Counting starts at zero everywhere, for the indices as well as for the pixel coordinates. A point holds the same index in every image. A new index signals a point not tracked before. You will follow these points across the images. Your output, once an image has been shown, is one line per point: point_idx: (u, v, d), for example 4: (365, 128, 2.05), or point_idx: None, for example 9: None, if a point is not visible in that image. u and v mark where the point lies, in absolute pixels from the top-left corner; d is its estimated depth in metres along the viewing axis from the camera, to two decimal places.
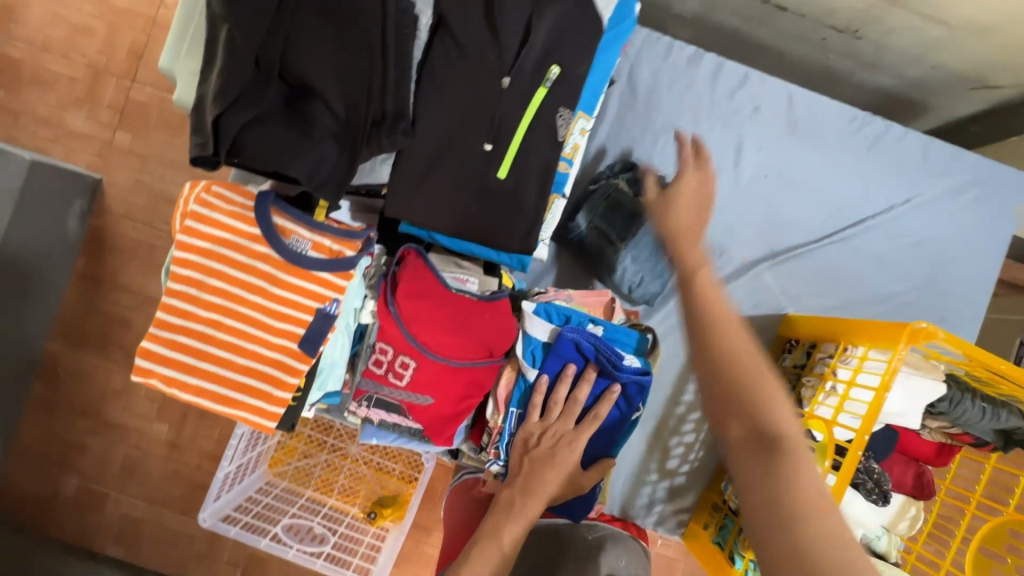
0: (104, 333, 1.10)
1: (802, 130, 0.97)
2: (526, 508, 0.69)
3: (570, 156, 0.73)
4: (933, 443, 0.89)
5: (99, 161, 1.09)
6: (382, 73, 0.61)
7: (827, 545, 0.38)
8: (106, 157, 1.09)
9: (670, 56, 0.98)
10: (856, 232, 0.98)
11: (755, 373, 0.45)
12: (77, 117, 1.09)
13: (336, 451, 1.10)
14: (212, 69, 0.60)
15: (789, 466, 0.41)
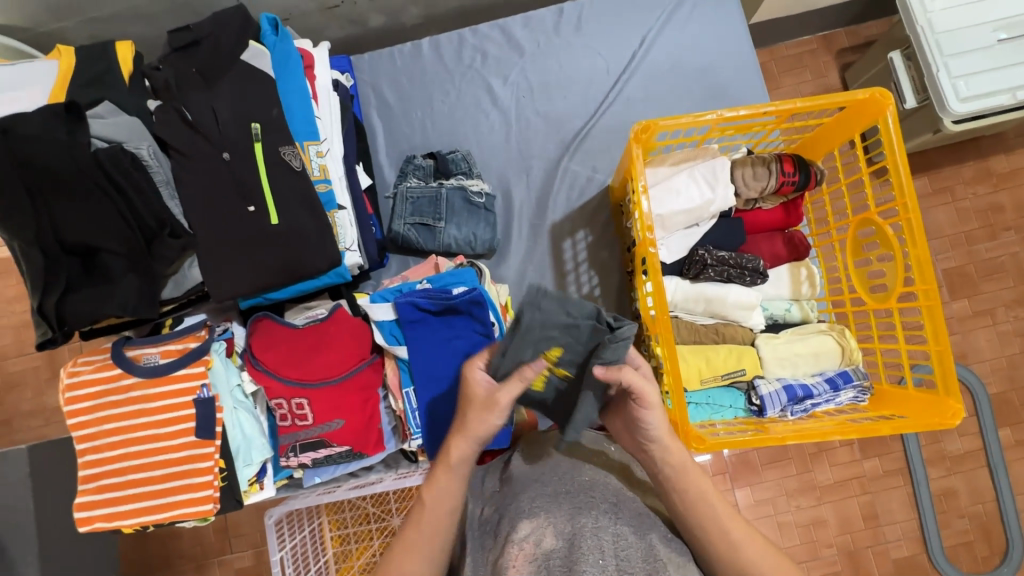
0: (149, 553, 1.28)
1: (527, 47, 1.11)
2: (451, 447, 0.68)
3: (322, 177, 0.87)
4: (776, 209, 0.95)
5: (53, 425, 1.23)
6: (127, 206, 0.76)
7: None
8: (55, 420, 1.23)
9: (397, 60, 1.13)
10: (620, 90, 1.08)
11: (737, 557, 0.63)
12: (18, 398, 1.24)
13: (383, 531, 1.10)
14: (26, 273, 0.78)
15: None
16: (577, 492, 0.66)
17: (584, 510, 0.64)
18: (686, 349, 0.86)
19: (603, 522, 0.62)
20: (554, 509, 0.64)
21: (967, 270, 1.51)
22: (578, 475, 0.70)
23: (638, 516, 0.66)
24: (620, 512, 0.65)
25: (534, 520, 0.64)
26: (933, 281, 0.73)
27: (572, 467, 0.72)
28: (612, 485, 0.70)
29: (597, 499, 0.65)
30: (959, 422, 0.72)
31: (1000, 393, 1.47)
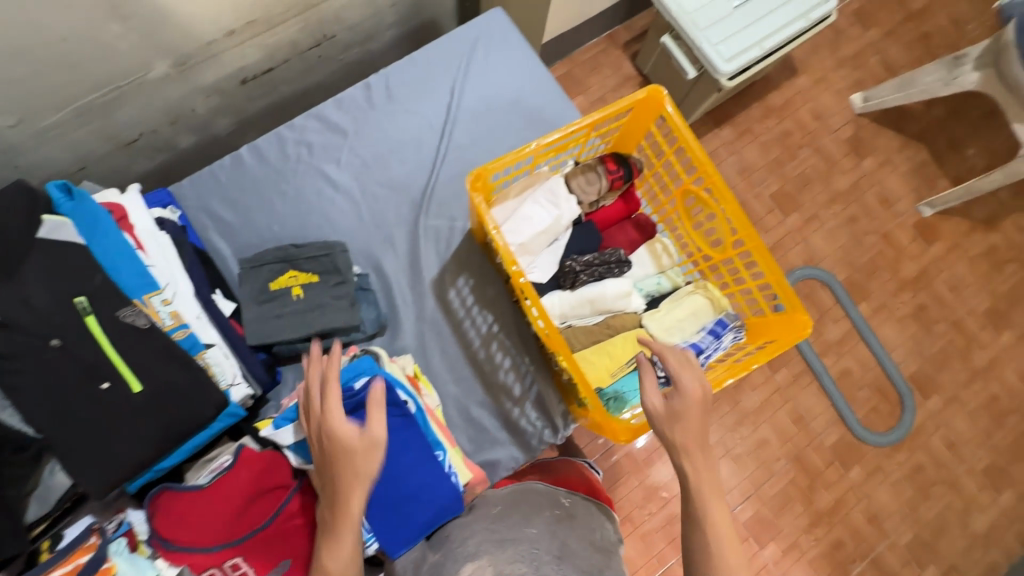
0: None
1: (348, 126, 1.13)
2: (330, 405, 0.75)
3: (174, 324, 0.83)
4: (617, 202, 1.05)
5: None
6: None
7: None
8: None
9: (220, 175, 1.10)
10: (448, 140, 1.15)
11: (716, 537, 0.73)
12: None
13: None
14: None
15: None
16: (523, 543, 0.80)
17: (524, 557, 0.78)
18: (589, 352, 0.93)
19: (544, 570, 0.76)
20: (497, 551, 0.78)
21: (785, 190, 1.78)
22: (527, 526, 0.84)
23: (580, 564, 0.79)
24: (563, 562, 0.78)
25: (477, 562, 0.77)
26: (750, 227, 0.85)
27: (522, 520, 0.85)
28: (555, 536, 0.83)
29: (541, 553, 0.79)
30: (810, 331, 0.83)
31: (848, 278, 1.74)
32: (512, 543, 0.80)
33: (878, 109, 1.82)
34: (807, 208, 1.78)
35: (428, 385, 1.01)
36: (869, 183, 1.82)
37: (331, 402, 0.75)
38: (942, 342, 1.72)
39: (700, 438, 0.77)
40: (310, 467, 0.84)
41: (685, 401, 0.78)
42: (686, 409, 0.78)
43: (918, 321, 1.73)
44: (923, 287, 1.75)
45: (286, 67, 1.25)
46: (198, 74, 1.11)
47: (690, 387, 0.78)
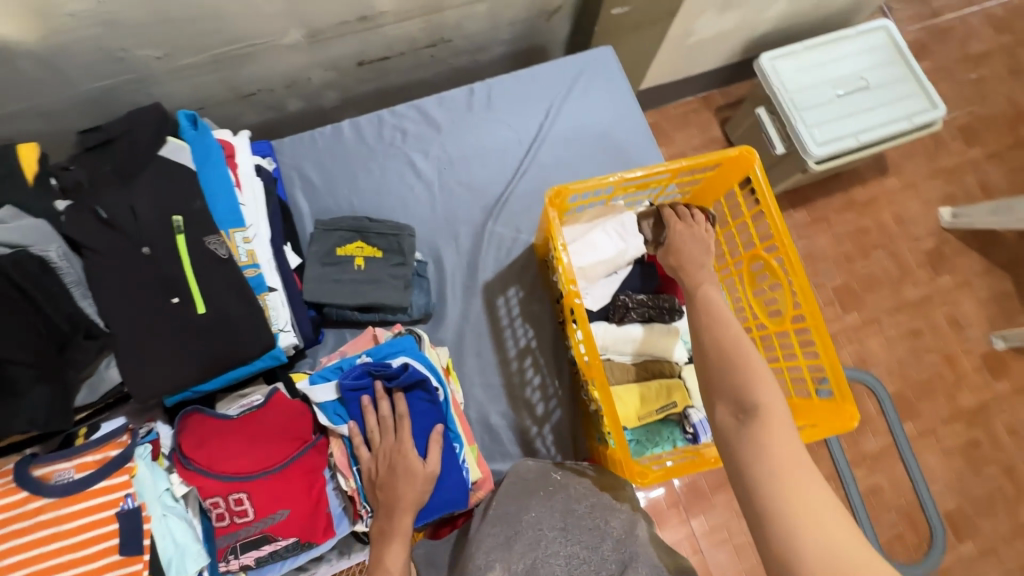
0: None
1: (443, 123, 1.20)
2: (403, 436, 0.82)
3: (250, 262, 0.87)
4: None
5: None
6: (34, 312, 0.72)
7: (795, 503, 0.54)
8: None
9: (318, 141, 1.18)
10: (532, 156, 1.19)
11: (745, 374, 0.63)
12: None
13: None
14: None
15: (764, 438, 0.58)
16: (525, 532, 0.80)
17: (532, 545, 0.79)
18: (621, 389, 0.92)
19: (552, 550, 0.78)
20: (505, 554, 0.78)
21: (851, 286, 1.73)
22: (523, 513, 0.83)
23: (585, 531, 0.80)
24: (568, 534, 0.80)
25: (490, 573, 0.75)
26: (815, 304, 0.83)
27: (518, 506, 0.84)
28: (554, 509, 0.83)
29: (545, 531, 0.80)
30: (858, 424, 0.81)
31: (899, 391, 1.65)
32: (514, 538, 0.80)
33: (966, 227, 1.75)
34: (870, 309, 1.71)
35: (457, 381, 1.04)
36: (941, 300, 1.74)
37: (403, 432, 0.83)
38: (989, 486, 1.59)
39: (697, 263, 0.79)
40: (332, 427, 0.85)
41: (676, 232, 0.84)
42: (687, 233, 0.83)
43: (966, 457, 1.61)
44: (980, 423, 1.64)
45: (398, 60, 1.34)
46: (323, 49, 1.21)
47: (675, 228, 0.85)
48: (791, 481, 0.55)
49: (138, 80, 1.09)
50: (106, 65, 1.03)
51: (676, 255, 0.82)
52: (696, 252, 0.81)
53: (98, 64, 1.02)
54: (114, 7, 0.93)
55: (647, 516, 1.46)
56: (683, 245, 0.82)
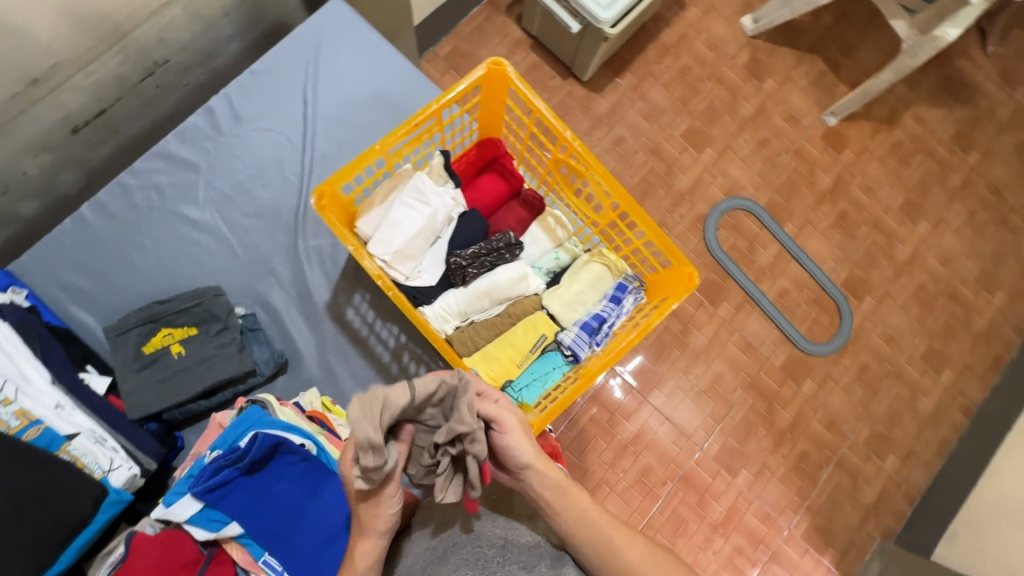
0: None
1: (198, 160, 1.04)
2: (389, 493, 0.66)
3: (26, 422, 0.76)
4: (493, 186, 1.01)
5: None
6: None
7: None
8: None
9: (64, 241, 0.99)
10: (311, 153, 1.07)
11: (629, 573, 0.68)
12: None
13: None
14: None
15: None
16: (461, 545, 0.71)
17: (470, 562, 0.68)
18: (491, 347, 0.90)
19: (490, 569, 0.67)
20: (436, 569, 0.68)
21: (693, 128, 1.75)
22: (467, 529, 0.73)
23: (524, 548, 0.70)
24: (508, 551, 0.69)
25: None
26: (618, 186, 0.84)
27: (462, 522, 0.74)
28: (497, 525, 0.73)
29: (484, 549, 0.69)
30: (699, 280, 0.82)
31: (770, 201, 1.72)
32: (450, 552, 0.70)
33: (769, 27, 1.79)
34: (719, 140, 1.75)
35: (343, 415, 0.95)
36: (773, 104, 1.79)
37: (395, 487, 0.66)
38: (866, 245, 1.70)
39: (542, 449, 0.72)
40: (218, 535, 0.78)
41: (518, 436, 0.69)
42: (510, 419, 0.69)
43: (842, 230, 1.71)
44: (842, 195, 1.73)
45: (121, 107, 1.13)
46: (13, 135, 0.99)
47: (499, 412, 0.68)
48: None
49: None
50: None
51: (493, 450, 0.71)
52: (522, 439, 0.70)
53: None
54: None
55: (610, 417, 1.50)
56: (510, 425, 0.69)
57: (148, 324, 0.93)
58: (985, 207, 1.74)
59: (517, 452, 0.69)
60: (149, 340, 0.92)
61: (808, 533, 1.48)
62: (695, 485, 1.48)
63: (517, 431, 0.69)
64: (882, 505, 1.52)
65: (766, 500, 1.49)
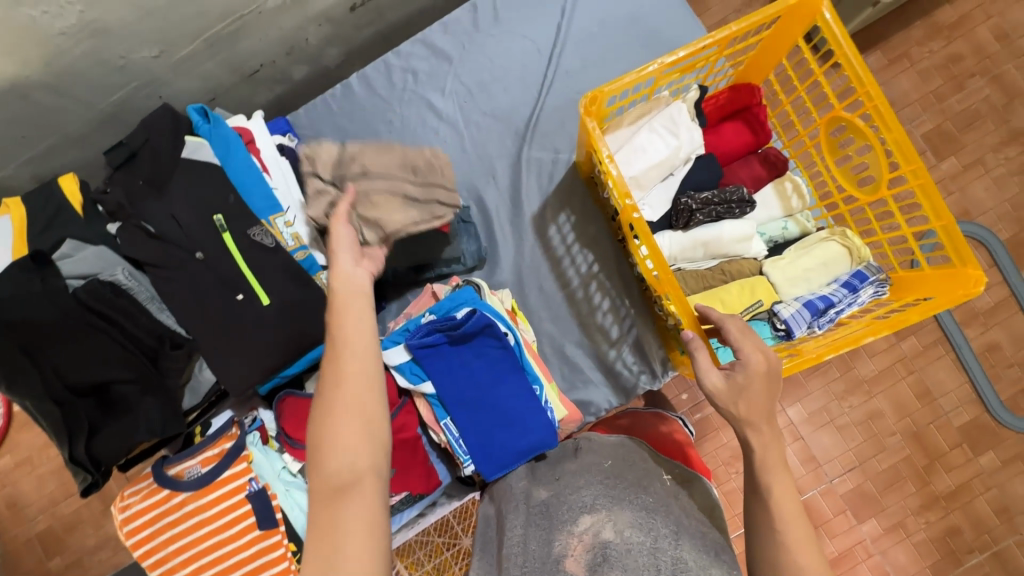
0: None
1: (454, 52, 1.10)
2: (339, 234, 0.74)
3: (299, 244, 0.88)
4: (740, 135, 0.94)
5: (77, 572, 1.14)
6: (120, 333, 0.78)
7: None
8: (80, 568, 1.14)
9: (331, 104, 1.12)
10: (555, 66, 1.07)
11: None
12: (43, 557, 1.14)
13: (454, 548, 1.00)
14: (46, 427, 0.78)
15: None
16: (638, 504, 0.78)
17: (642, 526, 0.74)
18: (699, 297, 0.86)
19: (662, 543, 0.71)
20: (616, 510, 0.77)
21: (943, 130, 1.46)
22: (643, 494, 0.79)
23: (697, 545, 0.73)
24: (680, 539, 0.72)
25: (594, 517, 0.77)
26: (917, 158, 0.72)
27: (640, 483, 0.82)
28: (674, 513, 0.78)
29: (661, 522, 0.75)
30: (984, 288, 0.70)
31: (1014, 237, 1.41)
32: (628, 503, 0.78)
33: None
34: (969, 151, 1.44)
35: (526, 320, 1.01)
36: None
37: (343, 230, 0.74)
38: None
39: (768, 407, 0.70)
40: (413, 388, 0.87)
41: (748, 372, 0.70)
42: (750, 372, 0.71)
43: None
44: None
45: None
46: (310, 2, 1.10)
47: (752, 359, 0.71)
48: None
49: (147, 84, 1.05)
50: (108, 76, 0.99)
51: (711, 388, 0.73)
52: (746, 399, 0.70)
53: (99, 75, 0.97)
54: (97, 11, 0.87)
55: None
56: (746, 379, 0.71)
57: None
58: None
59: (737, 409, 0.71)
60: None
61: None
62: (813, 514, 1.34)
63: (759, 364, 0.71)
64: None
65: (890, 559, 1.32)
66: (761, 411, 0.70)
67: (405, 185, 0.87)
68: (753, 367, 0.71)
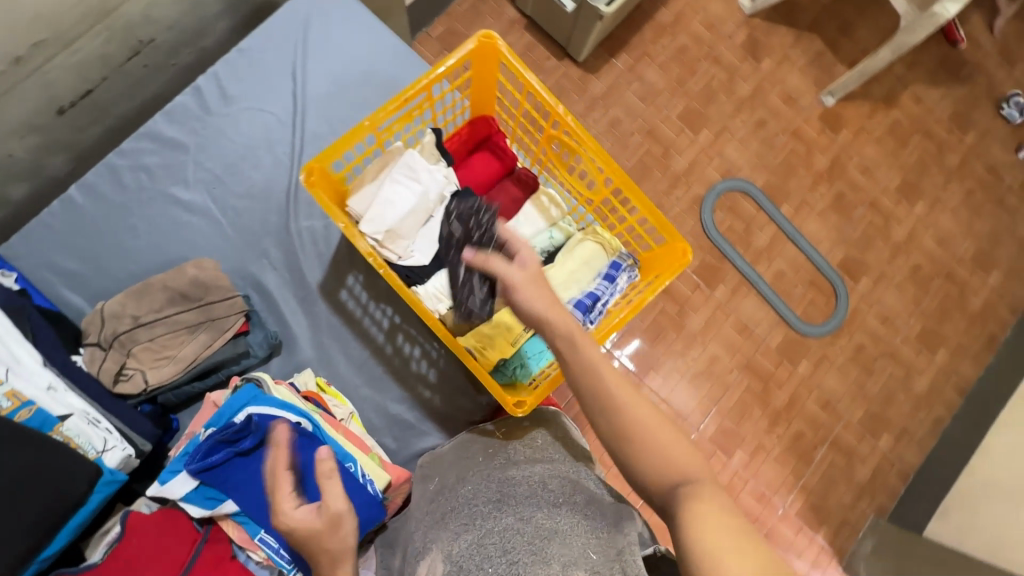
0: None
1: (187, 139, 1.03)
2: (277, 496, 0.68)
3: (18, 401, 0.75)
4: (487, 167, 1.00)
5: None
6: None
7: (714, 544, 0.52)
8: None
9: (54, 222, 0.98)
10: (301, 133, 1.06)
11: (648, 434, 0.62)
12: None
13: None
14: None
15: (692, 486, 0.58)
16: (458, 509, 0.76)
17: (465, 523, 0.73)
18: (486, 325, 0.87)
19: (487, 527, 0.71)
20: (439, 535, 0.74)
21: (693, 108, 1.69)
22: (458, 490, 0.80)
23: (520, 499, 0.75)
24: (502, 506, 0.74)
25: (426, 552, 0.74)
26: (612, 162, 0.83)
27: (457, 481, 0.82)
28: (491, 481, 0.79)
29: (479, 505, 0.75)
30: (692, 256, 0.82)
31: (767, 182, 1.67)
32: (453, 513, 0.77)
33: (767, 6, 1.73)
34: (716, 122, 1.69)
35: (339, 396, 0.97)
36: (771, 84, 1.74)
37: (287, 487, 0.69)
38: (863, 227, 1.66)
39: (558, 301, 0.72)
40: (214, 513, 0.78)
41: (524, 261, 0.75)
42: (532, 263, 0.75)
43: (838, 211, 1.67)
44: (840, 176, 1.70)
45: (107, 87, 1.09)
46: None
47: (526, 257, 0.76)
48: (708, 519, 0.54)
49: None
50: None
51: (519, 294, 0.72)
52: (540, 284, 0.73)
53: None
54: None
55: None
56: (533, 269, 0.75)
57: (134, 305, 0.91)
58: (982, 187, 1.72)
59: (531, 303, 0.71)
60: (135, 323, 0.90)
61: (803, 511, 1.46)
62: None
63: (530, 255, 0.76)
64: (875, 483, 1.51)
65: (762, 479, 1.48)
66: (548, 301, 0.72)
67: (177, 316, 0.91)
68: (531, 261, 0.76)
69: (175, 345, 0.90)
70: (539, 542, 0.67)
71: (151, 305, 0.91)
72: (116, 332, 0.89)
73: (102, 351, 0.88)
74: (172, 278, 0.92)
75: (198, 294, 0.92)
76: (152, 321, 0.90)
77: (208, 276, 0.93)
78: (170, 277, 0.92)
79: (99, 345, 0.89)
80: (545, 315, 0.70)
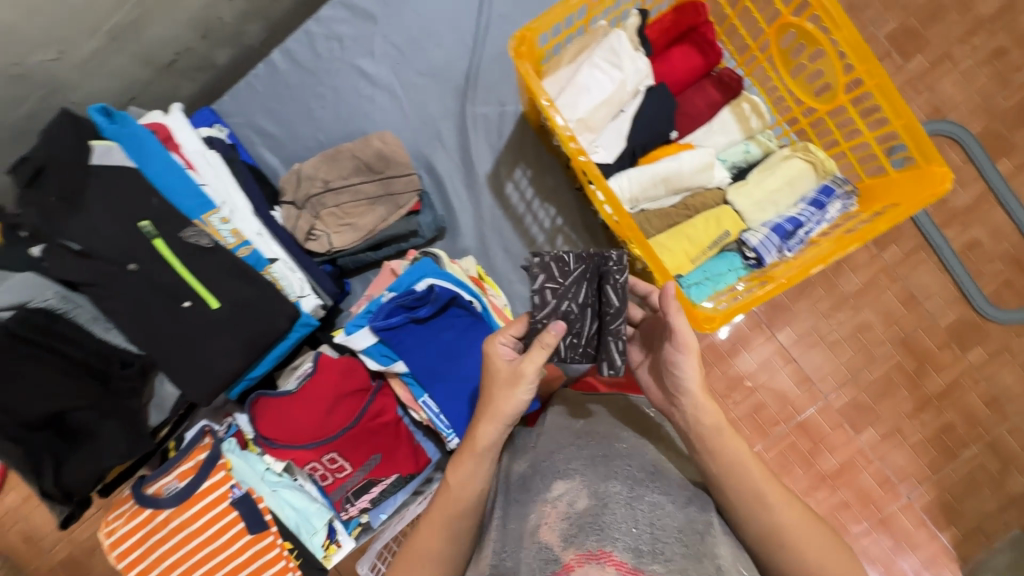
0: None
1: (378, 11, 1.02)
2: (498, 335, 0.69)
3: (238, 242, 0.84)
4: (686, 62, 0.89)
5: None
6: (65, 359, 0.74)
7: None
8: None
9: (257, 84, 1.05)
10: (485, 12, 1.01)
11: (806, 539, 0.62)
12: None
13: None
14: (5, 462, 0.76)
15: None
16: (612, 456, 0.67)
17: (620, 475, 0.64)
18: (665, 237, 0.83)
19: (641, 491, 0.63)
20: (591, 472, 0.65)
21: (908, 27, 1.13)
22: (615, 440, 0.69)
23: (675, 484, 0.66)
24: (658, 480, 0.65)
25: (570, 480, 0.64)
26: (872, 58, 0.69)
27: (611, 431, 0.71)
28: (649, 452, 0.69)
29: (636, 470, 0.65)
30: (950, 186, 0.68)
31: (989, 128, 1.13)
32: (604, 457, 0.67)
33: None
34: (934, 45, 1.13)
35: (495, 286, 0.97)
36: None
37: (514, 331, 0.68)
38: None
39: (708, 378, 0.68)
40: (385, 369, 0.85)
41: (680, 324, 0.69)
42: (686, 335, 0.69)
43: None
44: None
45: None
46: None
47: (681, 323, 0.69)
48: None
49: (51, 92, 0.87)
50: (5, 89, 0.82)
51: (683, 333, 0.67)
52: (694, 356, 0.67)
53: None
54: None
55: (732, 346, 1.14)
56: (686, 340, 0.68)
57: (325, 170, 0.95)
58: None
59: (684, 371, 0.66)
60: (325, 188, 0.94)
61: (931, 505, 1.11)
62: (810, 432, 1.13)
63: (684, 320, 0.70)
64: None
65: (890, 464, 1.13)
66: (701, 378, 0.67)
67: (362, 186, 0.94)
68: (685, 331, 0.69)
69: (358, 213, 0.94)
70: (692, 537, 0.60)
71: (340, 172, 0.95)
72: (308, 194, 0.94)
73: (295, 211, 0.94)
74: (360, 147, 0.96)
75: (383, 165, 0.95)
76: (340, 188, 0.94)
77: (392, 150, 0.95)
78: (358, 146, 0.96)
79: (293, 206, 0.95)
80: (698, 391, 0.66)
